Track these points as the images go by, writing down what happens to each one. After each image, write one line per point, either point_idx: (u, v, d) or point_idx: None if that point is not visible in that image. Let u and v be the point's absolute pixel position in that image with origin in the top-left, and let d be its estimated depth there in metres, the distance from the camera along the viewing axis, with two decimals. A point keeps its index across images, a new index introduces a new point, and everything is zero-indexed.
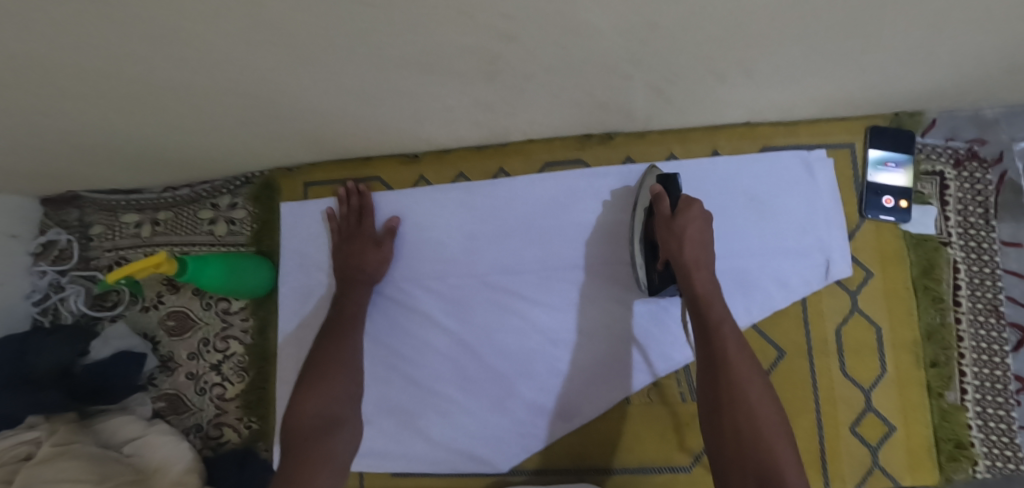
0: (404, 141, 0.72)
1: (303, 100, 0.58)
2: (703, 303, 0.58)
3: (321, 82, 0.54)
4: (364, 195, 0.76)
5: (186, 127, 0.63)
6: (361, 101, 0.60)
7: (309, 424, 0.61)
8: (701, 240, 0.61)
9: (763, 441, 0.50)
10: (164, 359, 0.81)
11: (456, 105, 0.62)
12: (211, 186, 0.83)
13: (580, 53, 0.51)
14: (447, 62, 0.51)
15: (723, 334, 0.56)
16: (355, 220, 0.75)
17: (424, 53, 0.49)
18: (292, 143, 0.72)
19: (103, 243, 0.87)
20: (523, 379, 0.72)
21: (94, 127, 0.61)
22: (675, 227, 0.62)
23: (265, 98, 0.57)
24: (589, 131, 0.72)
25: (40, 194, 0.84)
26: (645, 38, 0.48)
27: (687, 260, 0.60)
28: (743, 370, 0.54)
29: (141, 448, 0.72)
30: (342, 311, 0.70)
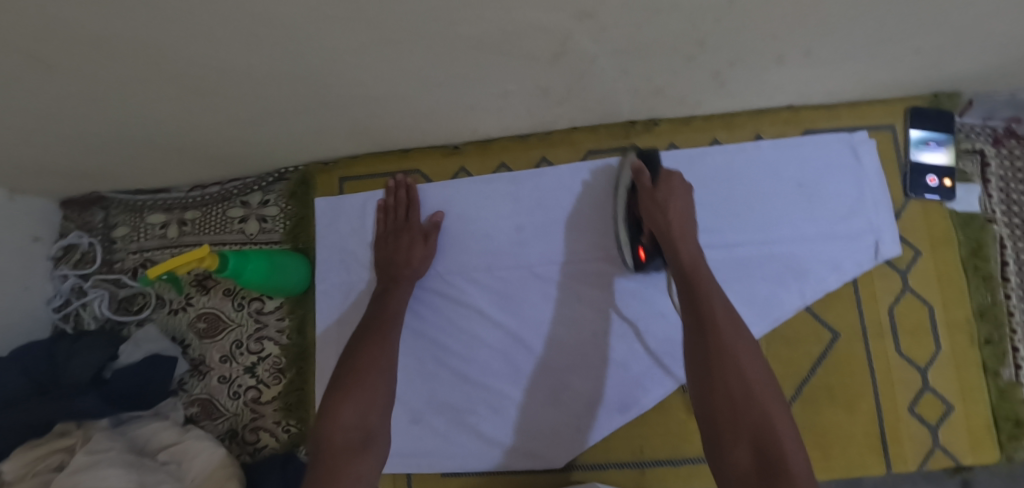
0: (449, 130, 0.71)
1: (358, 84, 0.57)
2: (689, 270, 0.57)
3: (382, 64, 0.53)
4: (412, 188, 0.74)
5: (231, 113, 0.62)
6: (416, 86, 0.59)
7: (345, 441, 0.56)
8: (683, 210, 0.62)
9: (756, 396, 0.49)
10: (196, 363, 0.78)
11: (510, 90, 0.61)
12: (243, 183, 0.81)
13: (649, 33, 0.51)
14: (516, 41, 0.50)
15: (710, 297, 0.55)
16: (403, 213, 0.74)
17: (496, 31, 0.48)
18: (336, 135, 0.71)
19: (127, 245, 0.84)
20: (576, 370, 0.70)
21: (138, 113, 0.59)
22: (658, 198, 0.63)
23: (321, 82, 0.56)
24: (635, 118, 0.72)
25: (62, 196, 0.81)
26: (719, 16, 0.48)
27: (671, 229, 0.60)
28: (730, 328, 0.53)
29: (178, 455, 0.69)
30: (387, 306, 0.68)
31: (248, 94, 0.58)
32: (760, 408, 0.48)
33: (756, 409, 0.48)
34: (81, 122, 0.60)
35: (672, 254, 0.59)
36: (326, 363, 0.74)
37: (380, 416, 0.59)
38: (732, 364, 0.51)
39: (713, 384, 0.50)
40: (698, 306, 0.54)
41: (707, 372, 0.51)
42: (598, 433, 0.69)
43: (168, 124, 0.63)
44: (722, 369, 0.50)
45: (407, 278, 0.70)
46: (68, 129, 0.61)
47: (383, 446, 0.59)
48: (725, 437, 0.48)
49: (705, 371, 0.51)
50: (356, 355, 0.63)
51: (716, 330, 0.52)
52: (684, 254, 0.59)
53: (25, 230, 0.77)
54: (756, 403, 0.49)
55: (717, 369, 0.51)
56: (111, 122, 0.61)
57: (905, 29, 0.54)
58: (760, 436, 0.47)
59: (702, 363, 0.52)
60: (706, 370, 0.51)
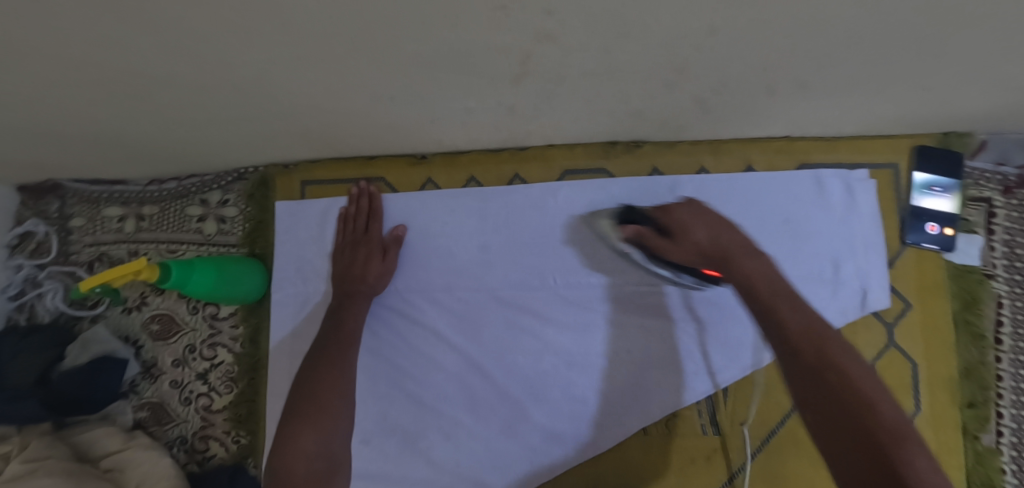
0: (415, 140, 0.66)
1: (303, 94, 0.53)
2: (752, 289, 0.52)
3: (324, 75, 0.49)
4: (375, 198, 0.70)
5: (171, 115, 0.57)
6: (368, 99, 0.54)
7: (307, 473, 0.54)
8: (710, 221, 0.59)
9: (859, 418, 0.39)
10: (147, 365, 0.76)
11: (473, 107, 0.56)
12: (201, 181, 0.77)
13: (617, 59, 0.46)
14: (469, 59, 0.45)
15: (779, 315, 0.48)
16: (363, 224, 0.70)
17: (443, 48, 0.43)
18: (294, 140, 0.66)
19: (83, 237, 0.81)
20: (535, 402, 0.67)
21: (70, 112, 0.56)
22: (685, 239, 0.59)
23: (262, 90, 0.52)
24: (615, 138, 0.66)
25: (18, 182, 0.79)
26: (697, 44, 0.43)
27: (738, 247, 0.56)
28: (839, 346, 0.45)
29: (121, 463, 0.68)
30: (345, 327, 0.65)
31: (184, 98, 0.53)
32: (899, 443, 0.37)
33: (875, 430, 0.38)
34: (11, 119, 0.56)
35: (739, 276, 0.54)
36: (278, 376, 0.71)
37: (342, 439, 0.58)
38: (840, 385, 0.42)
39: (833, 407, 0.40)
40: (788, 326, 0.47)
41: (817, 396, 0.42)
42: (553, 470, 0.66)
43: (108, 124, 0.59)
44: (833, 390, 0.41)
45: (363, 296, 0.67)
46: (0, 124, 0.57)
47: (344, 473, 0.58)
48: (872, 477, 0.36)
49: (829, 398, 0.41)
50: (315, 384, 0.59)
51: (826, 350, 0.44)
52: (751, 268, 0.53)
53: None
54: (855, 423, 0.39)
55: (830, 393, 0.41)
56: (42, 119, 0.57)
57: (909, 66, 0.48)
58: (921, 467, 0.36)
59: (821, 391, 0.42)
60: (817, 393, 0.42)
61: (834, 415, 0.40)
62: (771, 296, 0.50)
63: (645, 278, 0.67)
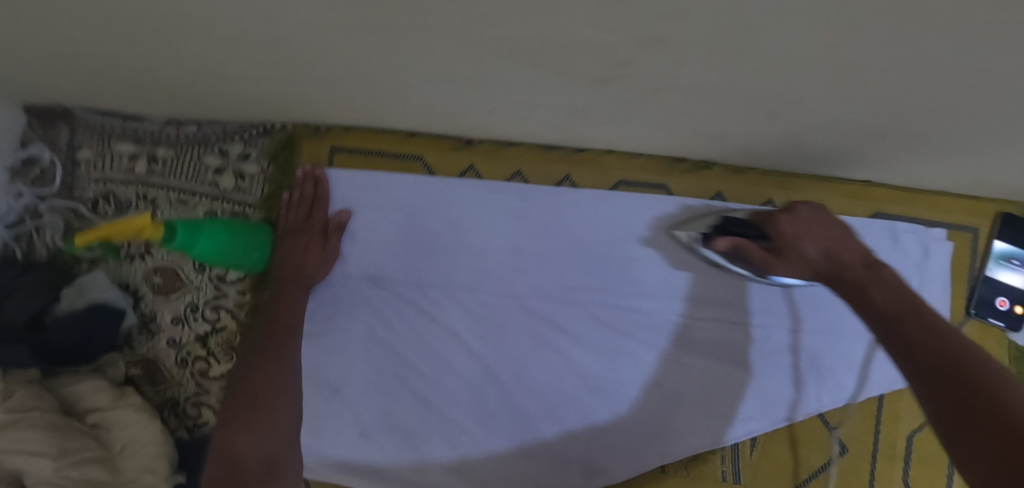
0: (463, 124, 0.60)
1: (356, 64, 0.47)
2: (873, 306, 0.46)
3: (384, 48, 0.43)
4: (318, 183, 0.65)
5: (202, 60, 0.51)
6: (426, 79, 0.48)
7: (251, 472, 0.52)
8: (823, 229, 0.52)
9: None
10: (145, 319, 0.72)
11: (540, 104, 0.51)
12: (223, 130, 0.71)
13: (725, 80, 0.40)
14: (556, 54, 0.39)
15: (910, 328, 0.43)
16: (304, 213, 0.65)
17: (532, 39, 0.37)
18: (331, 104, 0.60)
19: (89, 171, 0.76)
20: (549, 422, 0.64)
21: (89, 40, 0.49)
22: (792, 254, 0.52)
23: (310, 53, 0.46)
24: (683, 155, 0.60)
25: (24, 100, 0.73)
26: (825, 73, 0.37)
27: (854, 264, 0.49)
28: (982, 362, 0.39)
29: (108, 422, 0.65)
30: (277, 330, 0.60)
31: (221, 45, 0.47)
32: None
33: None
34: (21, 37, 0.50)
35: (858, 299, 0.48)
36: None
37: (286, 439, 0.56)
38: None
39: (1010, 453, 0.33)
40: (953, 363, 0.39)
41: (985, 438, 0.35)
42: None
43: (129, 58, 0.53)
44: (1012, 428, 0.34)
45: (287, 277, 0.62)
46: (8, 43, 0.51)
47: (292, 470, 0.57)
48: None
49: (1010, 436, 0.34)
50: (249, 374, 0.56)
51: (960, 363, 0.39)
52: (876, 289, 0.47)
53: None
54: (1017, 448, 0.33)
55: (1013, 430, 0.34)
56: (57, 44, 0.51)
57: None
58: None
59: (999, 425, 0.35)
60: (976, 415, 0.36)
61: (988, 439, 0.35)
62: (922, 324, 0.43)
63: (713, 311, 0.62)
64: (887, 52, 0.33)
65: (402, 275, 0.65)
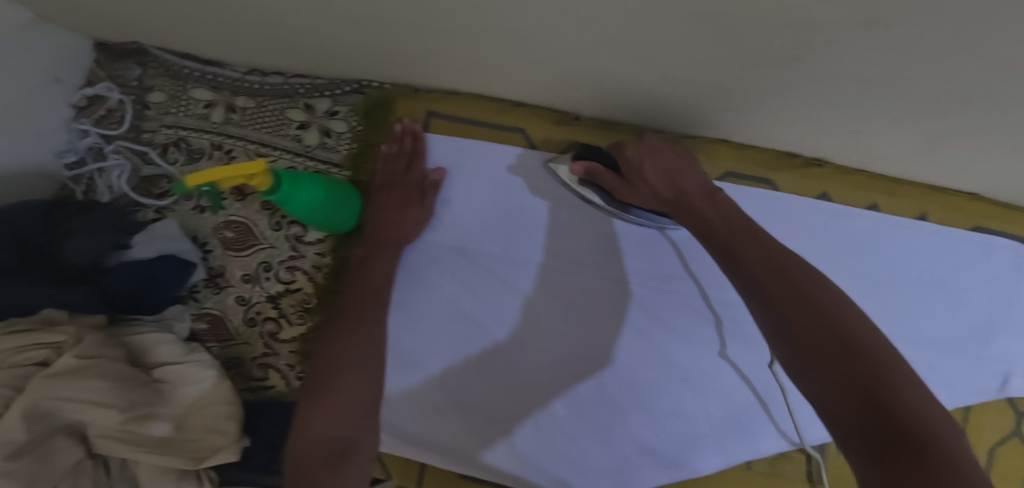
0: (581, 98, 0.58)
1: (502, 22, 0.45)
2: (710, 232, 0.47)
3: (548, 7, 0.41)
4: (418, 138, 0.63)
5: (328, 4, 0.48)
6: (569, 45, 0.47)
7: (318, 454, 0.50)
8: (670, 163, 0.51)
9: (889, 368, 0.35)
10: (213, 274, 0.69)
11: (678, 81, 0.49)
12: (312, 84, 0.68)
13: (903, 65, 0.39)
14: (738, 26, 0.38)
15: (744, 252, 0.44)
16: (402, 166, 0.62)
17: (726, 8, 0.36)
18: (445, 65, 0.58)
19: (160, 115, 0.72)
20: (637, 411, 0.62)
21: None
22: (637, 185, 0.53)
23: (459, 6, 0.44)
24: (798, 150, 0.59)
25: (96, 36, 0.70)
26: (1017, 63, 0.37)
27: (693, 190, 0.49)
28: (810, 280, 0.41)
29: (172, 377, 0.61)
30: (367, 312, 0.58)
31: None
32: (885, 368, 0.35)
33: (886, 390, 0.34)
34: None
35: (692, 223, 0.48)
36: None
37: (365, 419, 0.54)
38: (856, 336, 0.37)
39: (840, 375, 0.36)
40: (788, 285, 0.41)
41: (821, 360, 0.37)
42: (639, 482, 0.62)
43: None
44: (845, 349, 0.36)
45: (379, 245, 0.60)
46: None
47: (367, 453, 0.53)
48: (887, 472, 0.31)
49: (842, 358, 0.36)
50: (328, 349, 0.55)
51: (794, 283, 0.41)
52: (710, 211, 0.48)
53: (44, 69, 0.67)
54: (851, 375, 0.35)
55: (842, 348, 0.36)
56: None
57: None
58: (925, 436, 0.32)
59: (831, 346, 0.37)
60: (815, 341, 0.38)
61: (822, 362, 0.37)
62: (759, 250, 0.44)
63: None
64: None
65: (495, 249, 0.63)
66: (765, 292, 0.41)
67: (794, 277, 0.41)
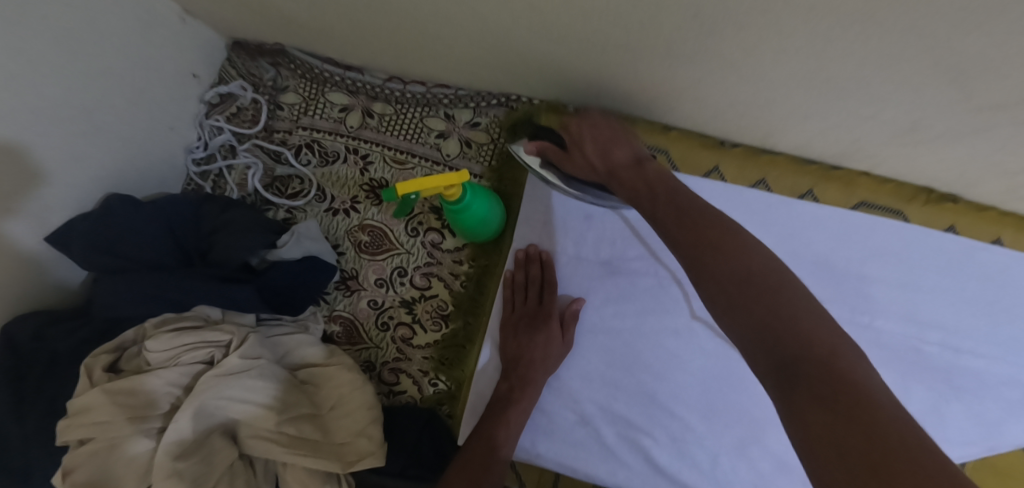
0: (736, 123, 0.61)
1: (700, 50, 0.47)
2: (640, 200, 0.50)
3: (760, 41, 0.43)
4: (548, 269, 0.66)
5: (523, 23, 0.50)
6: (758, 76, 0.49)
7: None
8: (603, 136, 0.55)
9: (791, 303, 0.37)
10: (346, 277, 0.69)
11: (854, 115, 0.52)
12: (455, 94, 0.69)
13: None
14: (957, 73, 0.41)
15: (662, 211, 0.47)
16: (535, 295, 0.65)
17: (956, 57, 0.39)
18: (608, 82, 0.59)
19: (293, 116, 0.72)
20: (775, 430, 0.63)
21: None
22: (577, 157, 0.56)
23: (664, 35, 0.46)
24: (937, 185, 0.62)
25: (234, 34, 0.71)
26: None
27: (624, 160, 0.53)
28: (716, 228, 0.43)
29: (317, 378, 0.62)
30: (516, 381, 0.63)
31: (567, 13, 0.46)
32: (778, 307, 0.37)
33: (787, 321, 0.36)
34: None
35: (625, 194, 0.52)
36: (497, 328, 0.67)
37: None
38: (751, 274, 0.39)
39: (748, 314, 0.37)
40: (692, 235, 0.43)
41: (729, 300, 0.39)
42: None
43: (450, 6, 0.51)
44: (740, 288, 0.39)
45: (548, 292, 0.65)
46: None
47: None
48: (799, 396, 0.33)
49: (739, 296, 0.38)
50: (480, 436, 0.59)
51: (704, 232, 0.43)
52: (644, 180, 0.50)
53: (185, 63, 0.68)
54: (758, 316, 0.37)
55: (747, 287, 0.39)
56: None
57: None
58: (830, 358, 0.34)
59: (729, 286, 0.39)
60: (721, 286, 0.40)
61: (737, 305, 0.38)
62: (676, 210, 0.46)
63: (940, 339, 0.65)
64: None
65: (637, 265, 0.65)
66: (675, 241, 0.44)
67: (708, 230, 0.43)
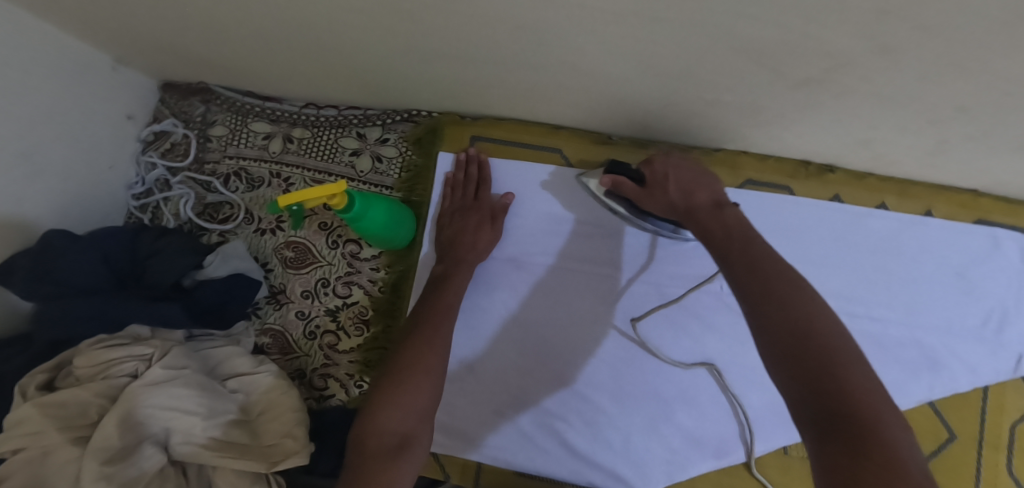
0: (617, 120, 0.64)
1: (546, 57, 0.51)
2: (710, 238, 0.47)
3: (587, 45, 0.47)
4: (484, 168, 0.70)
5: (389, 46, 0.55)
6: (607, 77, 0.53)
7: (382, 446, 0.53)
8: (688, 181, 0.53)
9: (843, 360, 0.36)
10: (274, 291, 0.74)
11: (705, 103, 0.55)
12: (365, 114, 0.75)
13: (906, 88, 0.45)
14: (759, 58, 0.44)
15: (733, 247, 0.44)
16: (471, 191, 0.69)
17: (750, 44, 0.42)
18: (488, 93, 0.63)
19: (221, 147, 0.78)
20: (683, 405, 0.65)
21: (288, 20, 0.54)
22: (657, 192, 0.55)
23: (509, 48, 0.51)
24: (813, 159, 0.66)
25: (165, 77, 0.77)
26: (1002, 84, 0.42)
27: (703, 204, 0.50)
28: (785, 274, 0.41)
29: (246, 386, 0.66)
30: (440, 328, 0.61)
31: (421, 35, 0.51)
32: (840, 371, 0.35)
33: (846, 389, 0.34)
34: (229, 12, 0.54)
35: (699, 235, 0.48)
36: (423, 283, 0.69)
37: (421, 414, 0.56)
38: (809, 326, 0.37)
39: (797, 363, 0.36)
40: (755, 278, 0.40)
41: (778, 345, 0.37)
42: (687, 472, 0.65)
43: (327, 37, 0.56)
44: (790, 333, 0.37)
45: (483, 188, 0.69)
46: (210, 17, 0.55)
47: (421, 454, 0.56)
48: (836, 459, 0.32)
49: (790, 342, 0.37)
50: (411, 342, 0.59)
51: (774, 273, 0.41)
52: (714, 223, 0.48)
53: (119, 107, 0.74)
54: (819, 372, 0.35)
55: (805, 335, 0.37)
56: (252, 22, 0.55)
57: None
58: (873, 423, 0.33)
59: (777, 328, 0.38)
60: (786, 330, 0.37)
61: (796, 352, 0.36)
62: (747, 249, 0.43)
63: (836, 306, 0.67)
64: None
65: (538, 258, 0.69)
66: (740, 277, 0.42)
67: (777, 270, 0.41)
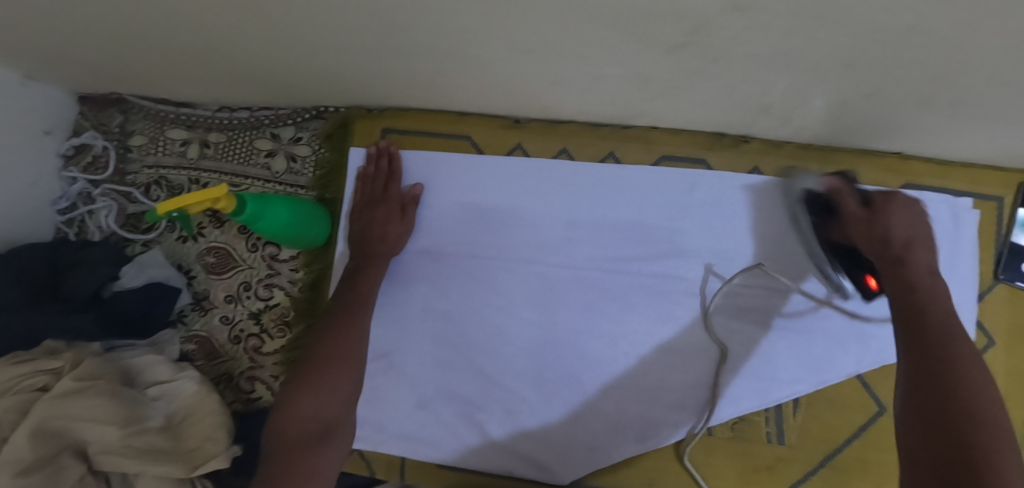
0: (518, 103, 0.62)
1: (415, 41, 0.49)
2: (912, 312, 0.47)
3: (445, 25, 0.45)
4: (394, 158, 0.68)
5: (261, 40, 0.53)
6: (484, 58, 0.51)
7: (303, 437, 0.53)
8: (914, 234, 0.52)
9: (990, 452, 0.37)
10: (198, 297, 0.74)
11: (592, 78, 0.52)
12: (276, 114, 0.73)
13: (778, 49, 0.42)
14: (617, 26, 0.41)
15: (930, 328, 0.46)
16: (381, 185, 0.68)
17: (600, 12, 0.39)
18: (381, 82, 0.61)
19: (141, 156, 0.78)
20: (604, 390, 0.64)
21: (154, 21, 0.52)
22: (877, 230, 0.52)
23: (374, 34, 0.48)
24: (726, 130, 0.63)
25: (80, 90, 0.76)
26: (877, 38, 0.39)
27: (911, 261, 0.50)
28: (957, 370, 0.43)
29: (167, 393, 0.67)
30: (359, 315, 0.60)
31: (284, 27, 0.49)
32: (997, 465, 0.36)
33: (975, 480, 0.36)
34: (96, 17, 0.52)
35: (891, 290, 0.50)
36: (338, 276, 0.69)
37: (342, 406, 0.56)
38: (957, 420, 0.40)
39: (944, 450, 0.38)
40: (929, 338, 0.45)
41: (934, 437, 0.39)
42: (610, 458, 0.64)
43: (200, 37, 0.54)
44: (941, 427, 0.40)
45: (393, 181, 0.68)
46: (81, 23, 0.54)
47: (343, 445, 0.56)
48: None
49: (936, 388, 0.42)
50: (331, 332, 0.58)
51: (949, 363, 0.43)
52: (896, 295, 0.49)
53: (35, 123, 0.73)
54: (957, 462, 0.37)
55: (947, 431, 0.39)
56: (123, 26, 0.54)
57: None
58: None
59: (925, 376, 0.43)
60: (933, 424, 0.40)
61: (935, 443, 0.39)
62: (941, 336, 0.45)
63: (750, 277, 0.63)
64: (918, 28, 0.37)
65: (452, 249, 0.67)
66: (914, 364, 0.45)
67: (945, 364, 0.43)
